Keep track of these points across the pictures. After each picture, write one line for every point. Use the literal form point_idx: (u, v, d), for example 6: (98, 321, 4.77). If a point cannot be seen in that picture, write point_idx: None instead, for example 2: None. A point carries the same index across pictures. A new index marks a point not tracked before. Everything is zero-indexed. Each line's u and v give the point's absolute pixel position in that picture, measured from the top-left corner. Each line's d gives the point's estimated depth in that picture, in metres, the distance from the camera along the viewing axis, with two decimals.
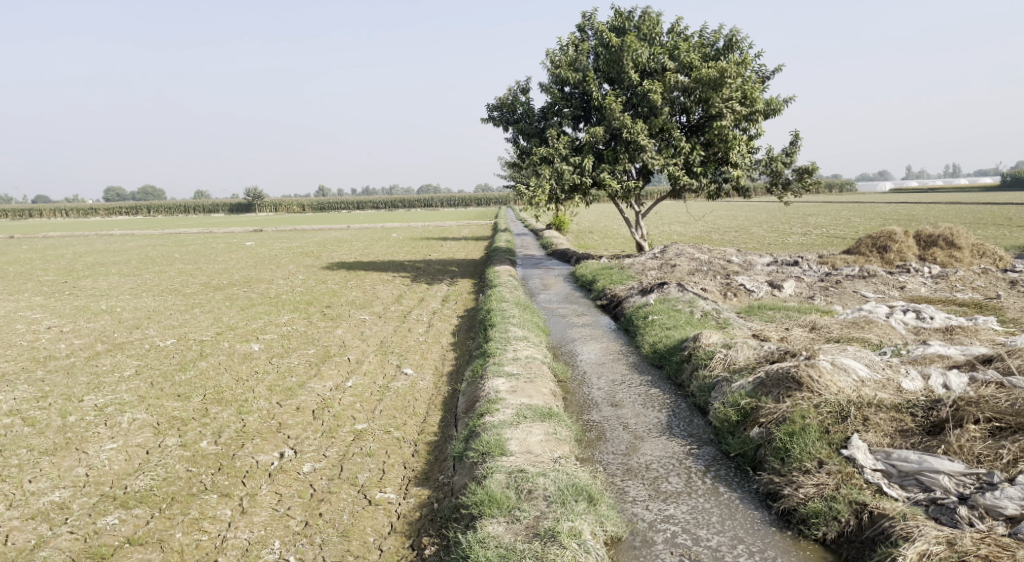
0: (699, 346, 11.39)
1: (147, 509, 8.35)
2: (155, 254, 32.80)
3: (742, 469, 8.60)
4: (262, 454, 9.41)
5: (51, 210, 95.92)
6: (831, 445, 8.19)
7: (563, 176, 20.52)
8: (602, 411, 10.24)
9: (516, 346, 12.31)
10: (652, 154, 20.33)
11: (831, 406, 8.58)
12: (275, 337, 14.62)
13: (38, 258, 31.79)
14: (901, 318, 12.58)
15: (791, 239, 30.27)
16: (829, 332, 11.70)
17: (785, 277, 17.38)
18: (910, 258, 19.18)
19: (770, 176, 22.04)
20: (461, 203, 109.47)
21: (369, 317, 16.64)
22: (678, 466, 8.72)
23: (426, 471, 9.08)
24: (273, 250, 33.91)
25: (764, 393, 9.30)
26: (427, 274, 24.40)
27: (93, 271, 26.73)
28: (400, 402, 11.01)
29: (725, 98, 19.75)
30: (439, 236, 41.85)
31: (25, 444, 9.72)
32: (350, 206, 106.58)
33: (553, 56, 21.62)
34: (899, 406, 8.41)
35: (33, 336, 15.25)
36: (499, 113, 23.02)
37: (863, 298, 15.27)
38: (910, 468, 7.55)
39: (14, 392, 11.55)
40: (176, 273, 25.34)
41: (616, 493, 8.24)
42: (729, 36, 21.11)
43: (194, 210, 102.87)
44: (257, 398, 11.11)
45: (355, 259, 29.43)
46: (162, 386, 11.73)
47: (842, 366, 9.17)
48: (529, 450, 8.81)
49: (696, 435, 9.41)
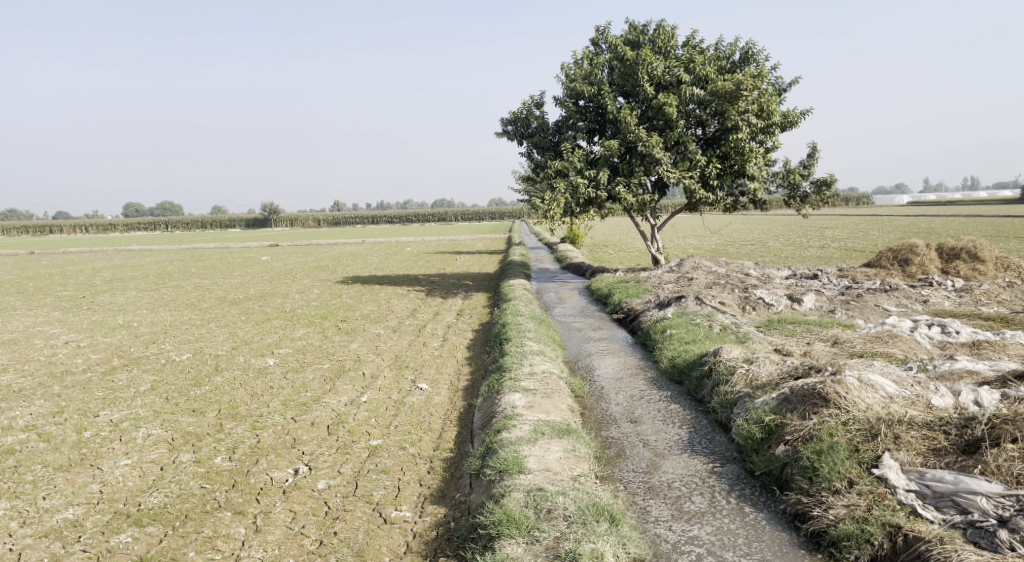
0: (720, 361, 11.15)
1: (161, 526, 8.25)
2: (172, 269, 32.93)
3: (767, 488, 8.37)
4: (277, 471, 9.28)
5: (72, 226, 97.05)
6: (861, 465, 7.95)
7: (577, 189, 20.35)
8: (621, 427, 10.03)
9: (532, 361, 12.15)
10: (668, 167, 20.15)
11: (860, 424, 8.33)
12: (290, 352, 14.54)
13: (57, 274, 32.01)
14: (925, 332, 12.30)
15: (810, 252, 29.90)
16: (852, 347, 11.45)
17: (804, 291, 17.10)
18: (932, 271, 18.86)
19: (787, 189, 21.82)
20: (474, 217, 109.52)
21: (384, 331, 16.54)
22: (700, 485, 8.50)
23: (442, 489, 8.90)
24: (289, 265, 34.01)
25: (789, 409, 9.05)
26: (442, 288, 24.31)
27: (111, 286, 26.88)
28: (415, 418, 10.85)
29: (742, 111, 19.55)
30: (455, 250, 41.79)
31: (40, 460, 9.65)
32: (365, 219, 107.23)
33: (568, 70, 21.57)
34: (931, 424, 8.14)
35: (50, 351, 15.28)
36: (513, 127, 23.02)
37: (885, 312, 14.99)
38: (946, 489, 7.30)
39: (31, 407, 11.52)
40: (192, 288, 25.38)
41: (638, 513, 8.03)
42: (745, 48, 20.98)
43: (212, 225, 103.87)
44: (272, 413, 11.02)
45: (370, 273, 29.41)
46: (177, 400, 11.67)
47: (869, 382, 8.90)
48: (548, 467, 8.63)
49: (718, 452, 9.20)
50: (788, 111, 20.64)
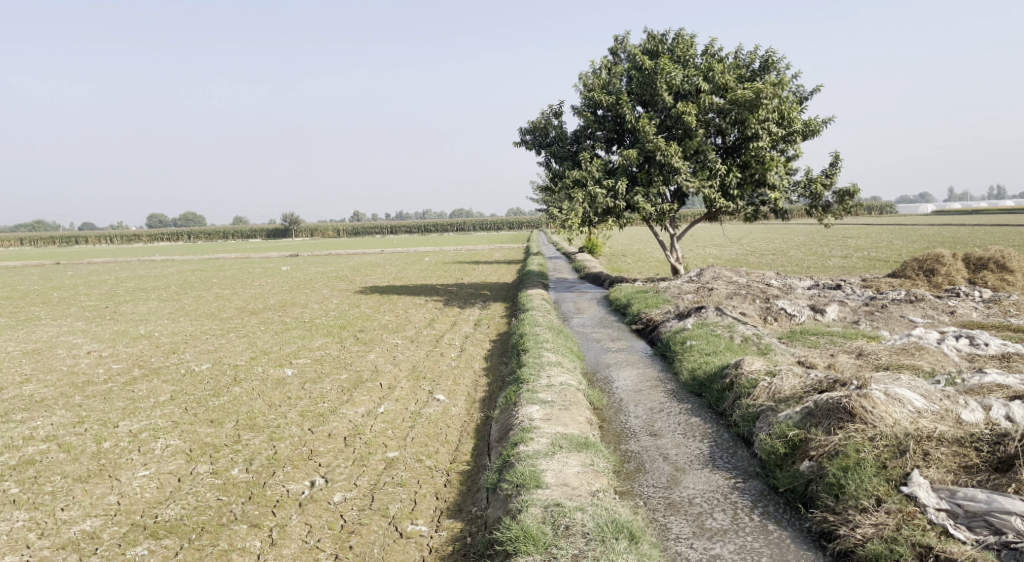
0: (741, 373, 10.95)
1: (177, 539, 8.21)
2: (193, 279, 33.19)
3: (792, 506, 8.17)
4: (293, 483, 9.22)
5: (97, 236, 98.49)
6: (889, 482, 7.74)
7: (595, 199, 20.23)
8: (641, 441, 9.87)
9: (550, 373, 12.01)
10: (687, 176, 19.98)
11: (887, 440, 8.10)
12: (308, 362, 14.53)
13: (81, 284, 32.38)
14: (953, 344, 12.01)
15: (832, 261, 29.47)
16: (877, 359, 11.21)
17: (827, 301, 16.81)
18: (959, 281, 18.48)
19: (809, 198, 21.54)
20: (493, 227, 109.66)
21: (402, 342, 16.50)
22: (722, 501, 8.31)
23: (458, 502, 8.79)
24: (309, 275, 34.14)
25: (813, 424, 8.82)
26: (460, 298, 24.25)
27: (134, 296, 27.11)
28: (432, 429, 10.75)
29: (762, 119, 19.34)
30: (473, 260, 41.80)
31: (60, 471, 9.68)
32: (384, 229, 107.75)
33: (586, 79, 21.50)
34: (962, 440, 7.90)
35: (73, 361, 15.39)
36: (532, 136, 22.98)
37: (911, 324, 14.69)
38: (979, 508, 7.08)
39: (52, 418, 11.57)
40: (213, 298, 25.53)
41: (658, 530, 7.87)
42: (765, 57, 20.77)
43: (233, 235, 104.87)
44: (289, 424, 10.97)
45: (389, 283, 29.44)
46: (196, 411, 11.67)
47: (896, 396, 8.68)
48: (566, 482, 8.48)
49: (741, 467, 9.01)
50: (810, 120, 20.41)
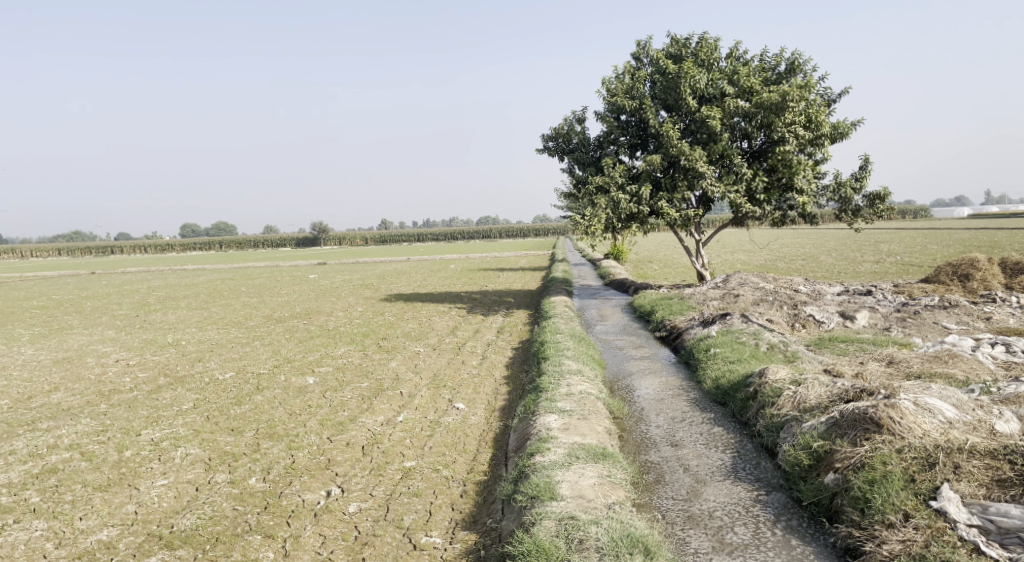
0: (765, 383, 10.66)
1: (190, 550, 8.19)
2: (224, 288, 33.71)
3: (816, 520, 7.92)
4: (309, 493, 9.17)
5: (133, 247, 101.08)
6: (918, 496, 7.45)
7: (619, 205, 20.02)
8: (661, 451, 9.64)
9: (571, 381, 11.82)
10: (712, 181, 19.69)
11: (916, 453, 7.79)
12: (330, 370, 14.50)
13: (114, 293, 32.98)
14: (988, 352, 11.62)
15: (865, 266, 28.81)
16: (908, 366, 10.88)
17: (857, 307, 16.40)
18: (995, 286, 17.93)
19: (838, 202, 21.09)
20: (520, 235, 109.73)
21: (424, 349, 16.43)
22: (744, 514, 8.08)
23: (474, 514, 8.65)
24: (335, 283, 34.55)
25: (838, 435, 8.49)
26: (483, 304, 24.19)
27: (164, 304, 27.51)
28: (450, 439, 10.62)
29: (789, 123, 19.01)
30: (498, 267, 41.87)
31: (80, 480, 9.74)
32: (411, 236, 108.49)
33: (609, 85, 21.29)
34: (995, 452, 7.59)
35: (101, 369, 15.59)
36: (555, 143, 22.85)
37: (943, 330, 14.27)
38: (1012, 524, 6.87)
39: (76, 426, 11.67)
40: (239, 306, 25.76)
41: (676, 545, 7.67)
42: (791, 59, 20.44)
43: (263, 244, 106.43)
44: (308, 433, 10.92)
45: (413, 290, 29.56)
46: (217, 420, 11.69)
47: (926, 406, 8.36)
48: (581, 494, 8.29)
49: (764, 479, 8.74)
50: (839, 122, 20.01)
